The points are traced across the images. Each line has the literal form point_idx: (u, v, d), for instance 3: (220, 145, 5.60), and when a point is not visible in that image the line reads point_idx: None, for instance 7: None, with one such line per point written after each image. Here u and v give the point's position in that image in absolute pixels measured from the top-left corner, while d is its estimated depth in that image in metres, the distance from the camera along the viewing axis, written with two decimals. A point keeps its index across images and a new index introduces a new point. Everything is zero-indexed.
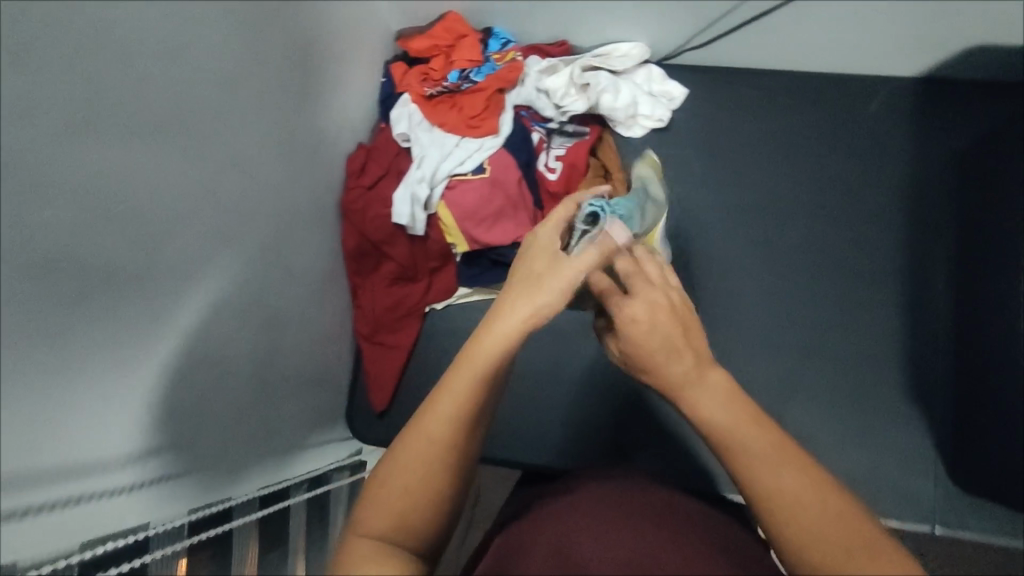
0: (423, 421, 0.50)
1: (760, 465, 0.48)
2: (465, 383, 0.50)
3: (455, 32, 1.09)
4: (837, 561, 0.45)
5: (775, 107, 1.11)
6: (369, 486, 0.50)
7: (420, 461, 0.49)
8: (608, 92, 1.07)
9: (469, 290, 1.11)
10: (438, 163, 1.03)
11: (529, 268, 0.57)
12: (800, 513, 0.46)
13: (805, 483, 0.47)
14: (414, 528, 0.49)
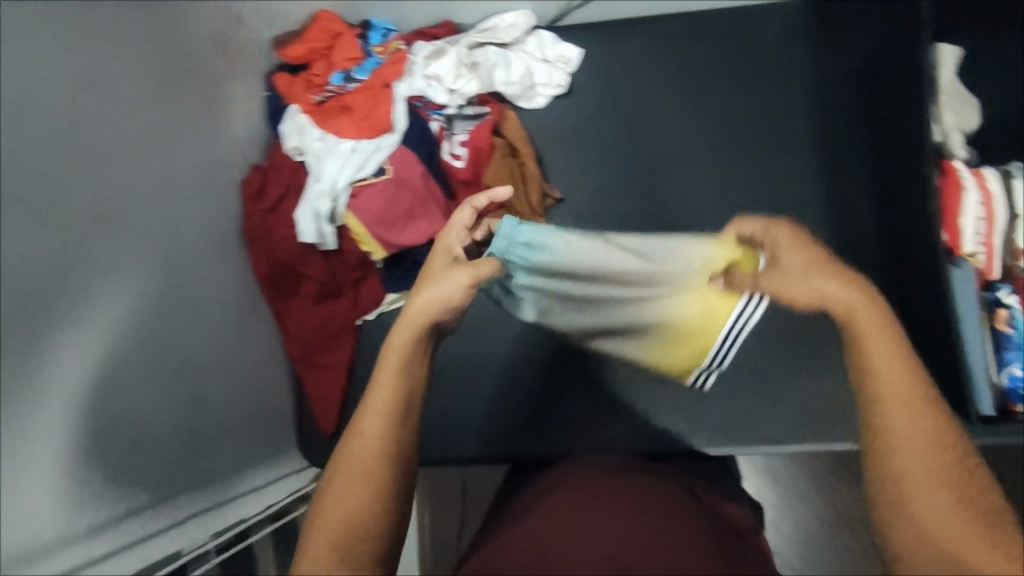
0: (352, 437, 0.58)
1: (905, 448, 0.51)
2: (368, 432, 0.57)
3: (330, 32, 1.04)
4: (949, 550, 0.48)
5: (673, 51, 1.09)
6: (313, 516, 0.55)
7: (339, 506, 0.54)
8: (499, 68, 1.04)
9: (398, 294, 1.07)
10: (336, 173, 0.99)
11: (433, 272, 0.70)
12: (924, 509, 0.49)
13: (940, 487, 0.49)
14: (356, 548, 0.53)
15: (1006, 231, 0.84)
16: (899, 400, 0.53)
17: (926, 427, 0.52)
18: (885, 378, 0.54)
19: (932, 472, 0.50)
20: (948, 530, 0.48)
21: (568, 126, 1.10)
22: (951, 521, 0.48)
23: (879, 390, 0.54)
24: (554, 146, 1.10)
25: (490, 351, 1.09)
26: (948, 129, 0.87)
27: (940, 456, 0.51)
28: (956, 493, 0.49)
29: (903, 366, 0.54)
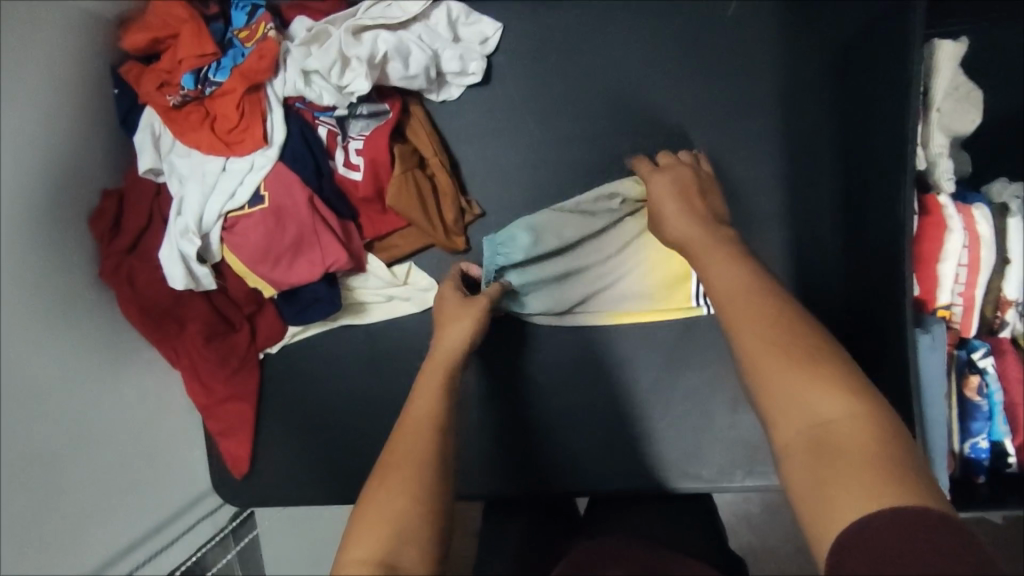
0: (399, 434, 0.63)
1: (749, 333, 0.57)
2: (411, 430, 0.63)
3: (177, 18, 0.83)
4: (794, 417, 0.52)
5: (611, 29, 0.91)
6: (352, 524, 0.56)
7: (387, 515, 0.55)
8: (395, 60, 0.84)
9: (300, 326, 0.95)
10: (202, 202, 0.82)
11: (451, 297, 0.82)
12: (772, 389, 0.53)
13: (786, 363, 0.54)
14: (404, 541, 0.54)
15: (991, 278, 0.71)
16: (736, 290, 0.61)
17: (764, 306, 0.58)
18: (733, 312, 0.59)
19: (771, 346, 0.55)
20: (797, 397, 0.52)
21: (489, 123, 0.92)
22: (794, 393, 0.52)
23: (720, 296, 0.62)
24: (472, 149, 0.92)
25: (406, 388, 0.95)
26: (936, 153, 0.71)
27: (781, 342, 0.55)
28: (819, 379, 0.52)
29: (744, 286, 0.61)
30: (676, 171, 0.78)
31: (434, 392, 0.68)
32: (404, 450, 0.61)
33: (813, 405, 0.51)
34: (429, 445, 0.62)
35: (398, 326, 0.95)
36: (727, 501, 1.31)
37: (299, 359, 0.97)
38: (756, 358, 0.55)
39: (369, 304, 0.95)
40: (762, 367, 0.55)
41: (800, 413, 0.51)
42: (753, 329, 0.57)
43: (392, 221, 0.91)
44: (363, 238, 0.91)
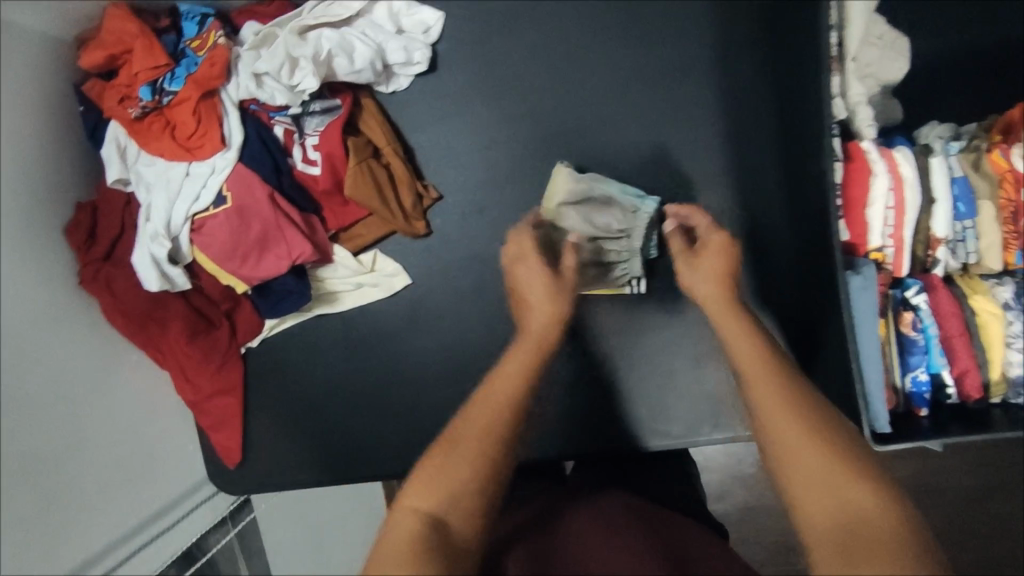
0: (479, 400, 0.59)
1: (762, 383, 0.58)
2: (484, 405, 0.58)
3: (127, 32, 0.85)
4: (801, 465, 0.51)
5: (546, 9, 0.94)
6: (416, 475, 0.53)
7: (449, 466, 0.53)
8: (340, 56, 0.87)
9: (276, 319, 0.99)
10: (169, 206, 0.87)
11: (537, 287, 0.72)
12: (787, 435, 0.53)
13: (792, 413, 0.54)
14: (463, 505, 0.52)
15: (920, 218, 0.74)
16: (751, 352, 0.62)
17: (776, 365, 0.60)
18: (750, 364, 0.60)
19: (807, 432, 0.52)
20: (832, 491, 0.48)
21: (438, 110, 0.95)
22: (803, 446, 0.52)
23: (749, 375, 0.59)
24: (425, 135, 0.96)
25: (384, 369, 0.99)
26: (855, 102, 0.73)
27: (796, 396, 0.56)
28: (826, 438, 0.52)
29: (762, 349, 0.62)
30: (724, 251, 0.75)
31: (522, 363, 0.63)
32: (477, 419, 0.57)
33: (849, 498, 0.47)
34: (504, 427, 0.57)
35: (370, 311, 0.99)
36: (718, 460, 1.34)
37: (278, 350, 1.02)
38: (782, 430, 0.53)
39: (340, 293, 0.99)
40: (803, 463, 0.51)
41: (836, 510, 0.48)
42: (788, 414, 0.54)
43: (353, 211, 0.95)
44: (327, 231, 0.95)
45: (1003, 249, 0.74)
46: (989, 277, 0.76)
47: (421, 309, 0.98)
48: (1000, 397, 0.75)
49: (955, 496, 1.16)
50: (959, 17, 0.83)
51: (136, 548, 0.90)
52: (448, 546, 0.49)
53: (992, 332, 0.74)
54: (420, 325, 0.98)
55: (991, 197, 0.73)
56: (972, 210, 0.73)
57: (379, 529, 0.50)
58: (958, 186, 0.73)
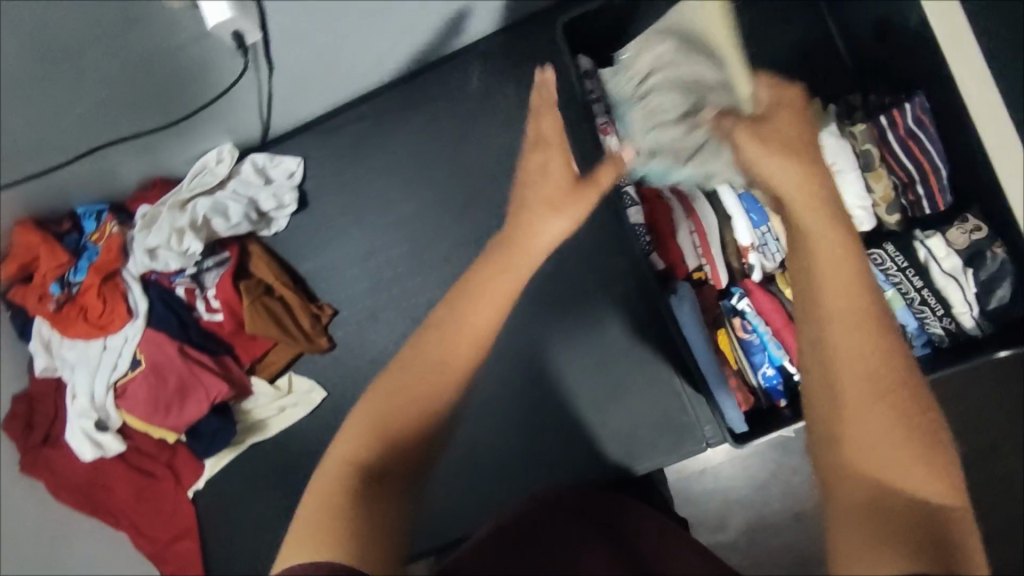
0: (424, 357, 0.56)
1: (845, 311, 0.49)
2: (413, 363, 0.56)
3: (31, 242, 0.96)
4: (859, 414, 0.46)
5: (386, 131, 1.05)
6: (353, 414, 0.54)
7: (383, 410, 0.53)
8: (215, 218, 1.00)
9: (214, 457, 1.07)
10: (91, 381, 0.97)
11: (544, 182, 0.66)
12: (855, 372, 0.47)
13: (873, 353, 0.47)
14: (400, 438, 0.52)
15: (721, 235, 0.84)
16: (835, 268, 0.50)
17: (863, 294, 0.50)
18: (832, 274, 0.50)
19: (871, 389, 0.46)
20: (879, 458, 0.44)
21: (318, 238, 1.08)
22: (866, 400, 0.46)
23: (823, 282, 0.50)
24: (313, 262, 1.08)
25: None
26: None
27: (868, 335, 0.48)
28: (901, 405, 0.45)
29: (849, 263, 0.51)
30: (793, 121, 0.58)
31: (474, 321, 0.59)
32: (429, 358, 0.55)
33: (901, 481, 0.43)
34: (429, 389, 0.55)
35: (299, 429, 1.07)
36: None
37: (224, 486, 1.09)
38: (848, 369, 0.47)
39: (266, 419, 1.07)
40: (853, 418, 0.46)
41: (868, 479, 0.44)
42: (867, 362, 0.47)
43: (262, 343, 1.05)
44: (242, 366, 1.05)
45: None
46: None
47: (341, 416, 1.06)
48: None
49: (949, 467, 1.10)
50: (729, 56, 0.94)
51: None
52: (375, 493, 0.49)
53: None
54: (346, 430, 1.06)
55: None
56: (764, 217, 0.82)
57: (313, 477, 0.51)
58: (745, 201, 0.82)
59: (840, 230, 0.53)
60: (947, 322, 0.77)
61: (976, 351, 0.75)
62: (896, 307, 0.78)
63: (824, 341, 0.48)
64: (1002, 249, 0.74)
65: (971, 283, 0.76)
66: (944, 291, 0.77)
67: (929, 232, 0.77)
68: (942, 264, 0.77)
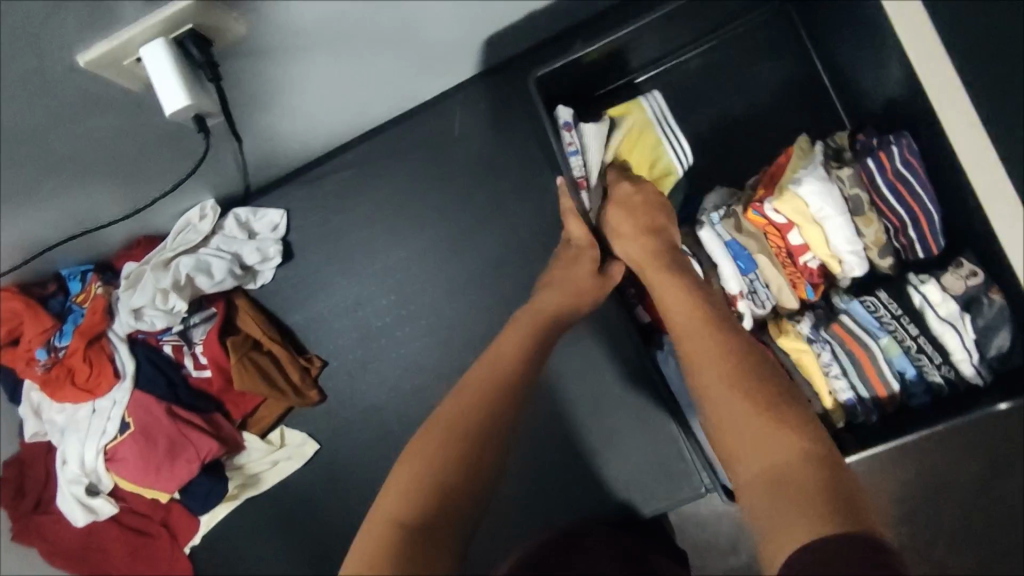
0: (464, 399, 0.68)
1: (696, 344, 0.66)
2: (448, 421, 0.66)
3: (14, 308, 0.95)
4: (734, 418, 0.59)
5: (371, 180, 1.04)
6: (401, 461, 0.64)
7: (431, 449, 0.63)
8: (199, 276, 0.99)
9: (208, 513, 1.05)
10: (80, 447, 0.97)
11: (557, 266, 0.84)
12: (711, 385, 0.62)
13: (720, 364, 0.63)
14: (445, 483, 0.61)
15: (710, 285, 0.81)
16: (687, 310, 0.70)
17: (704, 322, 0.68)
18: (682, 320, 0.70)
19: (732, 389, 0.61)
20: (754, 438, 0.57)
21: (306, 289, 1.07)
22: (734, 400, 0.60)
23: (677, 325, 0.70)
24: (300, 313, 1.07)
25: (320, 533, 1.05)
26: None
27: (715, 352, 0.64)
28: (754, 393, 0.59)
29: (690, 302, 0.70)
30: (631, 199, 0.82)
31: (492, 374, 0.70)
32: (471, 406, 0.66)
33: (776, 451, 0.55)
34: (459, 448, 0.63)
35: (292, 482, 1.06)
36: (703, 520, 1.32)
37: (218, 542, 1.07)
38: (708, 384, 0.62)
39: (260, 473, 1.06)
40: (726, 413, 0.60)
41: (760, 455, 0.56)
42: (719, 373, 0.62)
43: (253, 397, 1.05)
44: (234, 421, 1.05)
45: (793, 288, 0.81)
46: (795, 315, 0.82)
47: (336, 468, 1.05)
48: (843, 421, 0.78)
49: (965, 484, 1.10)
50: (709, 96, 0.96)
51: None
52: (416, 536, 0.57)
53: (808, 365, 0.77)
54: (339, 482, 1.05)
55: (763, 250, 0.80)
56: (752, 264, 0.80)
57: (361, 528, 0.59)
58: (732, 248, 0.80)
59: (680, 273, 0.74)
60: (946, 370, 0.75)
61: (973, 403, 0.74)
62: (893, 354, 0.76)
63: (693, 377, 0.65)
64: (999, 295, 0.72)
65: (968, 329, 0.74)
66: (942, 337, 0.74)
67: (924, 277, 0.75)
68: (938, 310, 0.74)
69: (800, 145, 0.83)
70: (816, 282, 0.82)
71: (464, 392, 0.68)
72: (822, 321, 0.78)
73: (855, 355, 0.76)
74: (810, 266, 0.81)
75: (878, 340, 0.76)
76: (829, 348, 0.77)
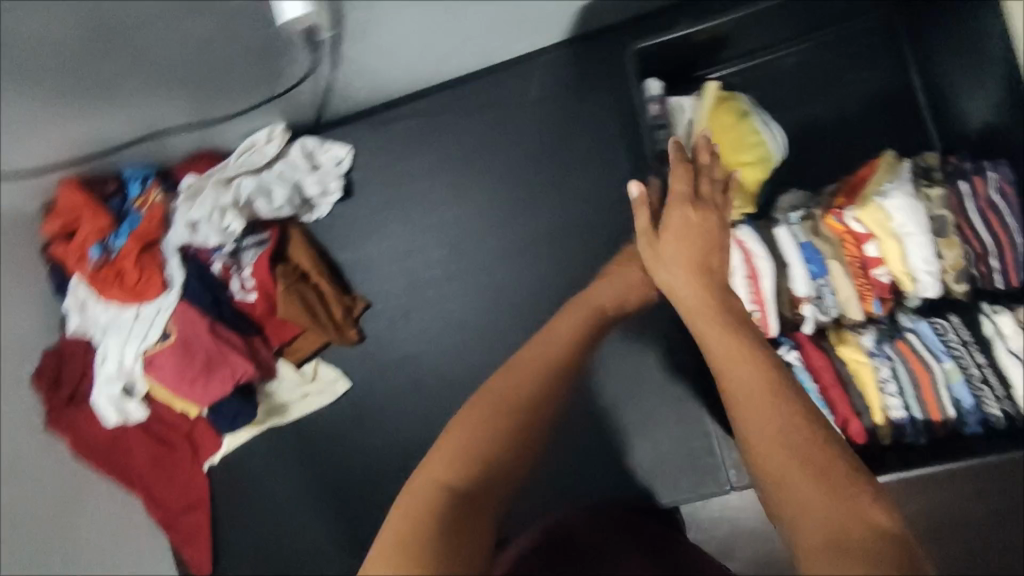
0: (512, 380, 0.65)
1: (743, 389, 0.57)
2: (498, 398, 0.63)
3: (75, 202, 0.96)
4: (788, 473, 0.49)
5: (442, 129, 1.03)
6: (442, 441, 0.60)
7: (478, 424, 0.60)
8: (259, 199, 0.99)
9: (232, 434, 1.06)
10: (121, 348, 0.97)
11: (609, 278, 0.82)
12: (761, 435, 0.52)
13: (770, 413, 0.54)
14: (490, 464, 0.58)
15: (778, 284, 0.80)
16: (733, 354, 0.61)
17: (755, 365, 0.59)
18: (728, 361, 0.60)
19: (783, 441, 0.51)
20: (811, 500, 0.47)
21: (360, 229, 1.06)
22: (788, 454, 0.50)
23: (722, 364, 0.61)
24: (351, 252, 1.07)
25: (340, 470, 1.06)
26: None
27: (766, 399, 0.55)
28: (809, 450, 0.50)
29: (739, 344, 0.61)
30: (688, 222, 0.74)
31: (538, 363, 0.68)
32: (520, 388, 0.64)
33: (835, 520, 0.45)
34: (508, 422, 0.61)
35: (319, 416, 1.07)
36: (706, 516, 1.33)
37: (240, 463, 1.09)
38: (758, 432, 0.53)
39: (288, 403, 1.07)
40: (777, 471, 0.50)
41: (817, 521, 0.46)
42: (770, 420, 0.53)
43: (292, 327, 1.05)
44: (270, 348, 1.05)
45: (861, 300, 0.79)
46: (857, 327, 0.81)
47: (364, 409, 1.06)
48: (888, 439, 0.78)
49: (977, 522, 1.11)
50: (801, 95, 0.93)
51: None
52: (461, 511, 0.53)
53: (864, 378, 0.77)
54: (365, 423, 1.06)
55: (838, 257, 0.79)
56: (823, 269, 0.79)
57: (402, 493, 0.55)
58: (806, 250, 0.79)
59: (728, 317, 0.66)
60: (1006, 404, 0.75)
61: None
62: (954, 381, 0.76)
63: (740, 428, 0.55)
64: None
65: None
66: (1008, 370, 0.75)
67: (999, 308, 0.76)
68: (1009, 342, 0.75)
69: (885, 159, 0.82)
70: (885, 297, 0.80)
71: (513, 370, 0.66)
72: (886, 335, 0.78)
73: (916, 374, 0.76)
74: (881, 280, 0.79)
75: (941, 363, 0.76)
76: (889, 363, 0.77)
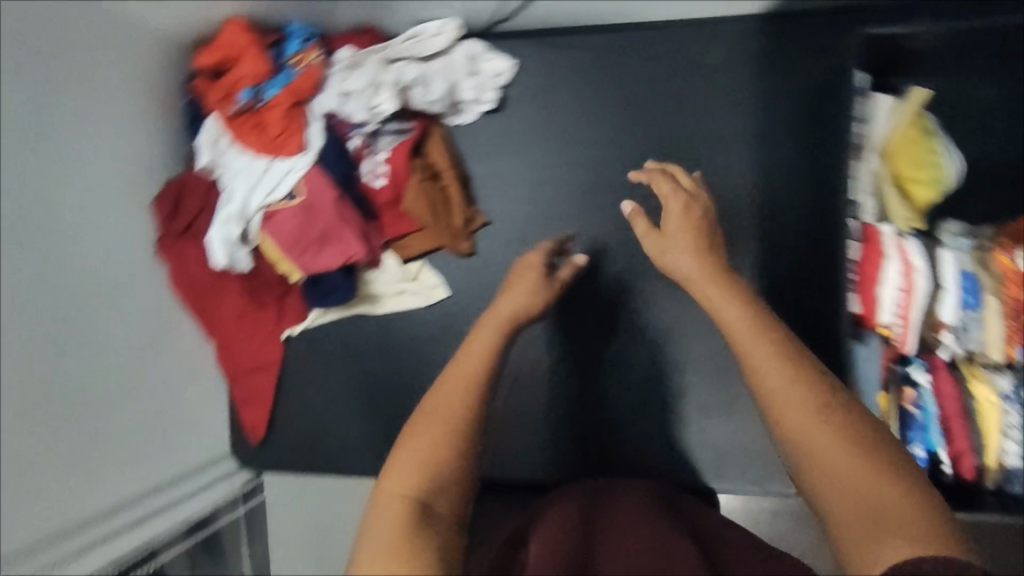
0: (464, 365, 0.62)
1: (761, 363, 0.53)
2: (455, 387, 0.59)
3: (238, 42, 0.95)
4: (820, 449, 0.48)
5: (610, 67, 1.01)
6: (392, 456, 0.54)
7: (439, 422, 0.56)
8: (417, 87, 0.97)
9: (320, 311, 1.07)
10: (248, 193, 0.96)
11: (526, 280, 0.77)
12: (787, 408, 0.50)
13: (789, 385, 0.51)
14: (445, 455, 0.54)
15: (927, 304, 0.80)
16: (744, 324, 0.57)
17: (768, 334, 0.55)
18: (737, 331, 0.57)
19: (811, 410, 0.50)
20: (847, 475, 0.47)
21: (499, 146, 1.06)
22: (822, 429, 0.49)
23: (732, 333, 0.57)
24: (484, 166, 1.06)
25: (416, 372, 1.07)
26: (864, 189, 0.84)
27: (789, 372, 0.52)
28: (835, 416, 0.49)
29: (744, 314, 0.58)
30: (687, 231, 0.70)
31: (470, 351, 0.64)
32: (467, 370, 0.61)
33: (870, 492, 0.46)
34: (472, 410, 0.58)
35: (410, 315, 1.07)
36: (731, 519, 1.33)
37: (317, 340, 1.10)
38: (782, 404, 0.51)
39: (383, 295, 1.07)
40: (809, 444, 0.49)
41: (851, 495, 0.46)
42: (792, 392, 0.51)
43: (409, 223, 1.04)
44: (382, 238, 1.04)
45: (1005, 340, 0.79)
46: (995, 368, 0.81)
47: (456, 320, 1.06)
48: (996, 483, 0.81)
49: None
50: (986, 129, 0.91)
51: (154, 511, 0.94)
52: (429, 516, 0.50)
53: (990, 420, 0.80)
54: (453, 334, 1.06)
55: (997, 292, 0.79)
56: (978, 302, 0.80)
57: (364, 515, 0.51)
58: (964, 279, 0.80)
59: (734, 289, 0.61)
60: None
61: None
62: None
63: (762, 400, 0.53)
64: None
65: None
66: None
67: None
68: None
69: None
70: None
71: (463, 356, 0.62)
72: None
73: None
74: None
75: None
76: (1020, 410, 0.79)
